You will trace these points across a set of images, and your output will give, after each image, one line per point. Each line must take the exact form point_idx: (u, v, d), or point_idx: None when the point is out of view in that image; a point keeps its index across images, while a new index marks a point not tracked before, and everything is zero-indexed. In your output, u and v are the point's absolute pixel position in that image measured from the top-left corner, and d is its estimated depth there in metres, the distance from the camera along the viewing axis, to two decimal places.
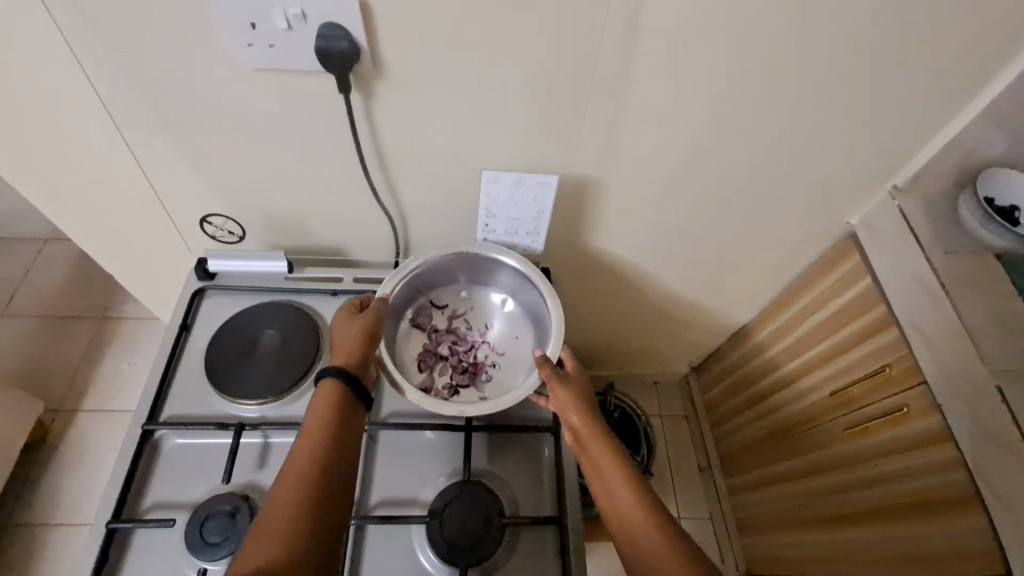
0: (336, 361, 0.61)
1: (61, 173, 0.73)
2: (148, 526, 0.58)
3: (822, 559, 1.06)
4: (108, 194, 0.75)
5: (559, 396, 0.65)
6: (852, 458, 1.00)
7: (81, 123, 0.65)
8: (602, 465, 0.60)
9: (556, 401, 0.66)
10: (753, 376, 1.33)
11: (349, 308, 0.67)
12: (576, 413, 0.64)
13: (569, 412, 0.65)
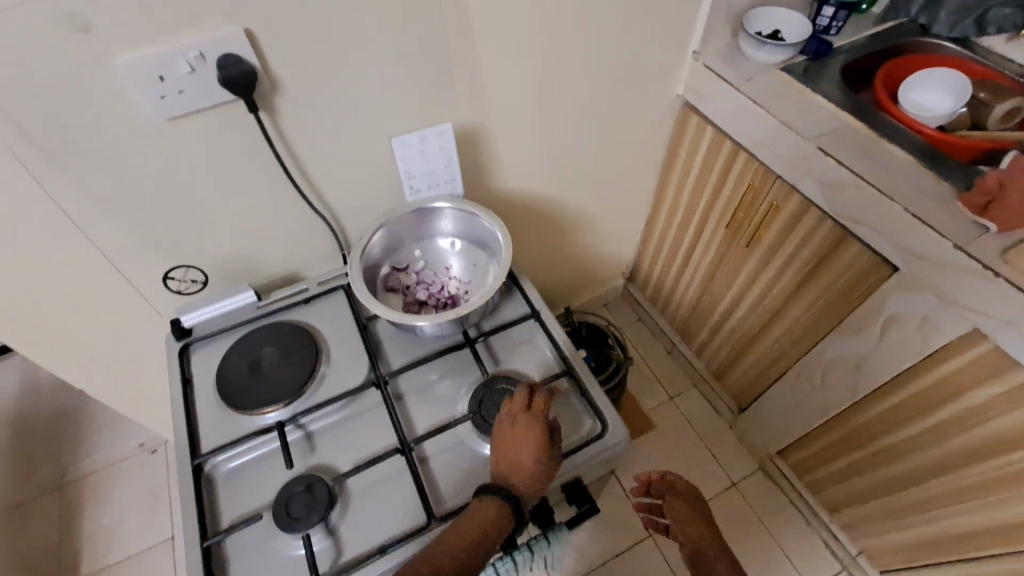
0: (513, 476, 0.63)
1: (8, 295, 0.76)
2: (237, 529, 0.65)
3: (782, 354, 1.28)
4: (63, 294, 0.79)
5: (675, 510, 0.83)
6: (761, 266, 1.22)
7: (21, 230, 0.70)
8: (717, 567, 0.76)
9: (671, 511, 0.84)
10: (673, 254, 1.55)
11: (523, 416, 0.66)
12: (693, 524, 0.81)
13: (685, 524, 0.82)
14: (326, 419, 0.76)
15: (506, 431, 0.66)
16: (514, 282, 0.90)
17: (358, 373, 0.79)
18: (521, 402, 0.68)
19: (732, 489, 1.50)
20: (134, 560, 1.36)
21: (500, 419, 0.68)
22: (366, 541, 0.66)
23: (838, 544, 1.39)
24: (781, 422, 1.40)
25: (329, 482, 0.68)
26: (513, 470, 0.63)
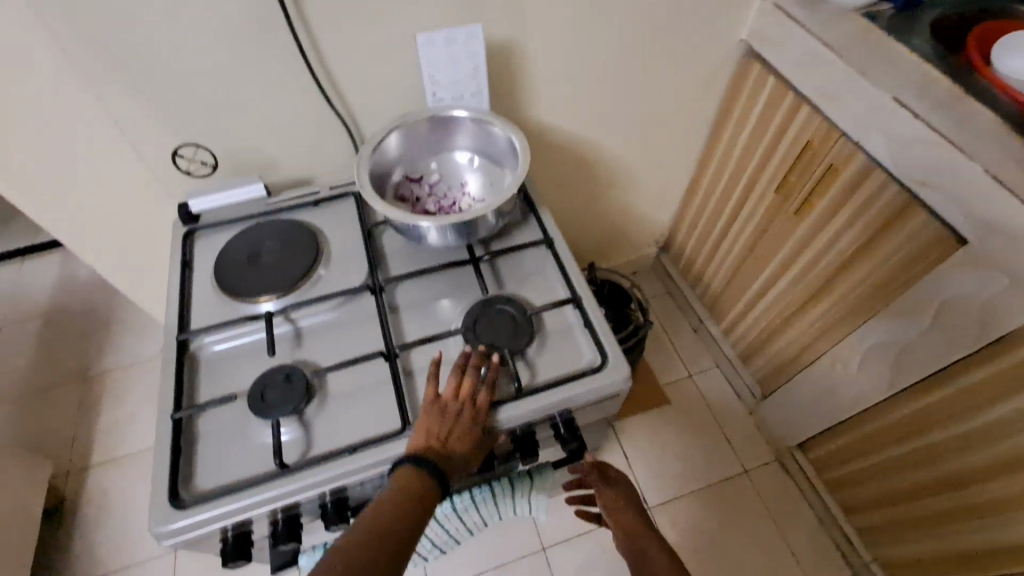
0: (452, 446, 0.60)
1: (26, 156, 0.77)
2: (210, 405, 0.64)
3: (818, 336, 1.18)
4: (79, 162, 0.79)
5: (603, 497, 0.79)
6: (808, 236, 1.12)
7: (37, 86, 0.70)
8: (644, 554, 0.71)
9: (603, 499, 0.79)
10: (712, 223, 1.45)
11: (471, 389, 0.62)
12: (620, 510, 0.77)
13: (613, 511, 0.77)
14: (316, 317, 0.73)
15: (444, 420, 0.61)
16: (530, 209, 0.85)
17: (355, 277, 0.76)
18: (470, 393, 0.62)
19: (741, 475, 1.42)
20: (141, 455, 1.41)
21: (435, 399, 0.62)
22: (336, 438, 0.64)
23: (849, 549, 1.29)
24: (805, 411, 1.30)
25: (308, 377, 0.67)
26: (444, 452, 0.60)
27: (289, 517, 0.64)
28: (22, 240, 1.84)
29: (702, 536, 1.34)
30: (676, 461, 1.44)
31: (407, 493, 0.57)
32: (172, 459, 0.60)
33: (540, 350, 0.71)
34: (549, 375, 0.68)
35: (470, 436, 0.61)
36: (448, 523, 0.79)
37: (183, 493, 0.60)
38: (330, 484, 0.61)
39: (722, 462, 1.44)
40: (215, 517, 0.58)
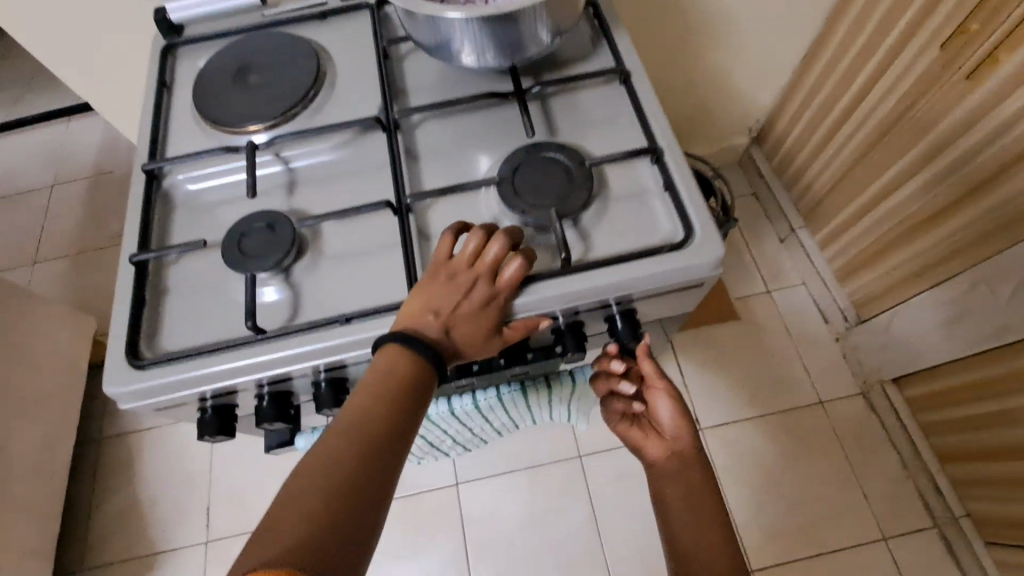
0: (459, 327, 0.46)
1: None
2: (176, 251, 0.51)
3: (964, 243, 0.94)
4: None
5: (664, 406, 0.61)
6: (983, 107, 0.84)
7: None
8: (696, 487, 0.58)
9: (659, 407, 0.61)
10: (829, 103, 1.14)
11: (490, 256, 0.46)
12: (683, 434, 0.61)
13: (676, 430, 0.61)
14: (313, 157, 0.58)
15: (456, 287, 0.45)
16: (602, 34, 0.62)
17: (364, 110, 0.59)
18: (495, 258, 0.46)
19: (816, 407, 1.24)
20: None
21: (446, 264, 0.47)
22: (328, 305, 0.50)
23: (937, 500, 1.12)
24: (913, 343, 1.07)
25: (295, 225, 0.52)
26: (449, 332, 0.45)
27: (278, 393, 0.52)
28: (64, 100, 1.78)
29: (758, 466, 1.20)
30: (739, 383, 1.27)
31: (389, 387, 0.43)
32: (132, 311, 0.49)
33: (598, 216, 0.52)
34: (608, 250, 0.50)
35: (489, 311, 0.46)
36: (472, 422, 0.67)
37: (145, 352, 0.49)
38: (318, 359, 0.48)
39: (795, 390, 1.26)
40: (180, 384, 0.47)
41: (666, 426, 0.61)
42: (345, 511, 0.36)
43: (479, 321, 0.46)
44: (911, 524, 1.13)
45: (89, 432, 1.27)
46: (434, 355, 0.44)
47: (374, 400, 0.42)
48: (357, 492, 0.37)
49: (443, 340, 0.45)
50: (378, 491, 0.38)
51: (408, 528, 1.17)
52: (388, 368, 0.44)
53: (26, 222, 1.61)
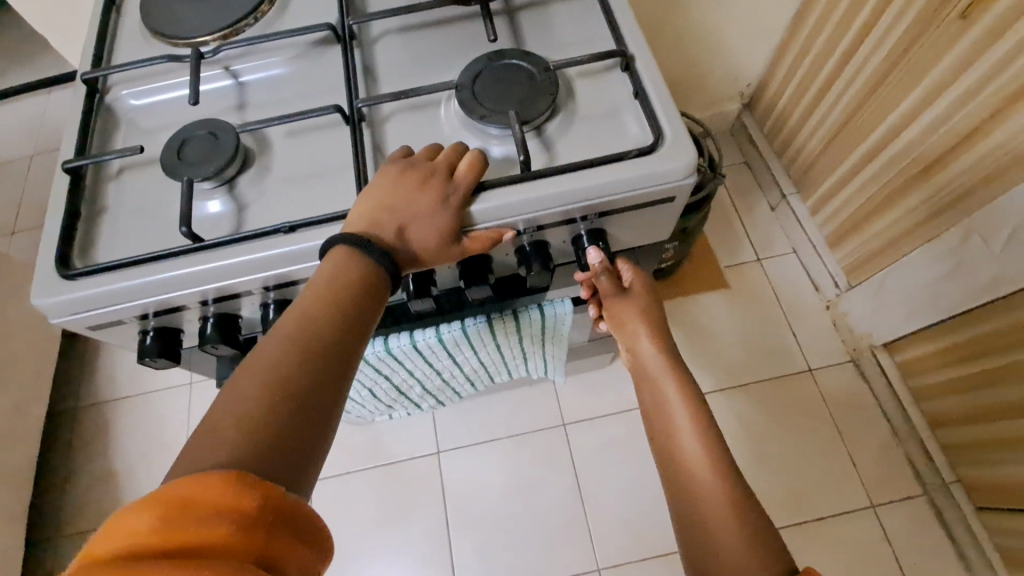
0: (414, 228, 0.42)
1: None
2: (112, 158, 0.48)
3: (959, 195, 0.91)
4: None
5: (621, 313, 0.59)
6: (977, 49, 0.81)
7: None
8: (665, 390, 0.56)
9: (618, 316, 0.59)
10: (820, 60, 1.11)
11: (447, 159, 0.44)
12: (644, 336, 0.59)
13: (634, 334, 0.59)
14: (264, 72, 0.54)
15: (411, 184, 0.43)
16: None
17: (321, 24, 0.56)
18: (452, 158, 0.45)
19: (805, 374, 1.21)
20: None
21: (403, 163, 0.44)
22: (274, 215, 0.47)
23: (927, 467, 1.09)
24: (904, 304, 1.04)
25: (238, 132, 0.49)
26: (401, 233, 0.42)
27: (223, 314, 0.49)
28: (47, 68, 1.74)
29: (748, 434, 1.17)
30: (729, 351, 1.24)
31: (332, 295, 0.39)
32: (65, 221, 0.46)
33: (564, 126, 0.49)
34: (573, 159, 0.47)
35: (446, 216, 0.43)
36: (440, 362, 0.64)
37: (77, 264, 0.45)
38: (262, 271, 0.45)
39: (785, 358, 1.23)
40: (112, 294, 0.44)
41: (629, 336, 0.60)
42: (287, 415, 0.34)
43: (435, 225, 0.43)
44: (900, 492, 1.10)
45: (63, 399, 1.23)
46: (386, 256, 0.41)
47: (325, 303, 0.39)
48: (299, 397, 0.35)
49: (401, 242, 0.42)
50: (325, 394, 0.36)
51: (389, 497, 1.14)
52: (330, 272, 0.40)
53: (6, 192, 1.57)
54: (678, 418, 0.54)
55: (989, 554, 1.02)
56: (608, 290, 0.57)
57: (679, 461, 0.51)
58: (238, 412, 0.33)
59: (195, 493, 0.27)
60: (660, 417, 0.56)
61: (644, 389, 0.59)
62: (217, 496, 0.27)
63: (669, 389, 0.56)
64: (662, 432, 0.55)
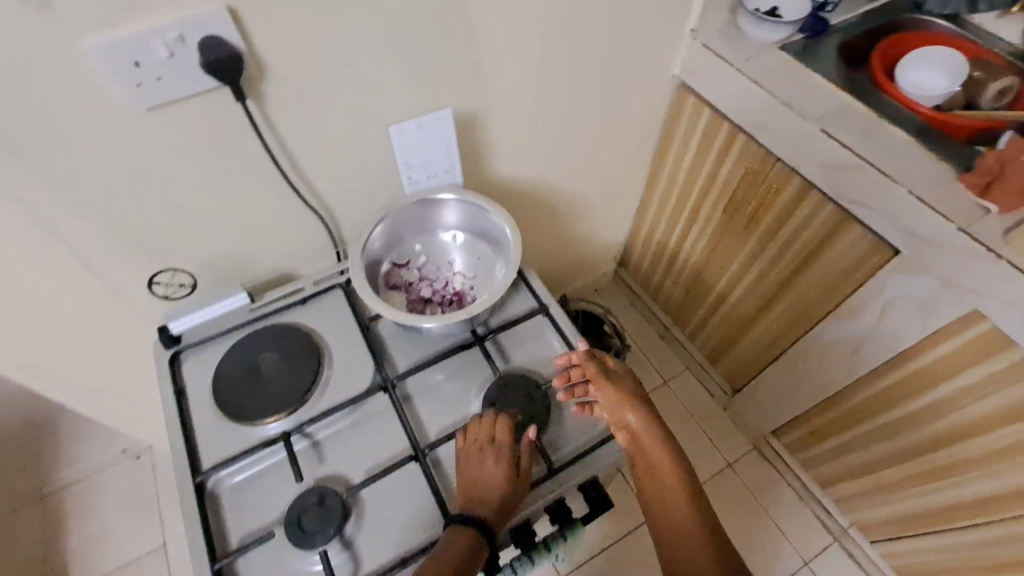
0: (493, 489, 0.64)
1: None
2: (248, 547, 0.62)
3: (776, 335, 1.28)
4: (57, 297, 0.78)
5: (607, 398, 0.70)
6: (756, 250, 1.21)
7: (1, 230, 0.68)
8: (657, 465, 0.69)
9: (606, 401, 0.71)
10: (665, 240, 1.53)
11: (497, 436, 0.67)
12: (629, 413, 0.70)
13: (617, 411, 0.70)
14: (333, 427, 0.73)
15: (480, 461, 0.65)
16: (519, 277, 0.88)
17: (363, 379, 0.76)
18: (502, 432, 0.67)
19: (727, 469, 1.53)
20: None
21: (471, 447, 0.67)
22: (383, 551, 0.64)
23: (829, 518, 1.43)
24: (774, 404, 1.41)
25: (341, 494, 0.66)
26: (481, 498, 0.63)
27: None
28: None
29: None
30: None
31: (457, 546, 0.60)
32: None
33: (558, 421, 0.75)
34: (572, 445, 0.73)
35: (506, 474, 0.64)
36: None
37: None
38: None
39: (708, 458, 1.54)
40: None
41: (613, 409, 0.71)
42: None
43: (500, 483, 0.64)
44: (819, 545, 1.43)
45: None
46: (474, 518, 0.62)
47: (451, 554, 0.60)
48: None
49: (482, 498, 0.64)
50: None
51: None
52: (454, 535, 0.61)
53: None
54: (675, 490, 0.68)
55: None
56: (595, 371, 0.72)
57: (672, 513, 0.68)
58: None
59: None
60: (659, 492, 0.68)
61: (639, 459, 0.70)
62: None
63: (663, 458, 0.69)
64: (661, 502, 0.68)
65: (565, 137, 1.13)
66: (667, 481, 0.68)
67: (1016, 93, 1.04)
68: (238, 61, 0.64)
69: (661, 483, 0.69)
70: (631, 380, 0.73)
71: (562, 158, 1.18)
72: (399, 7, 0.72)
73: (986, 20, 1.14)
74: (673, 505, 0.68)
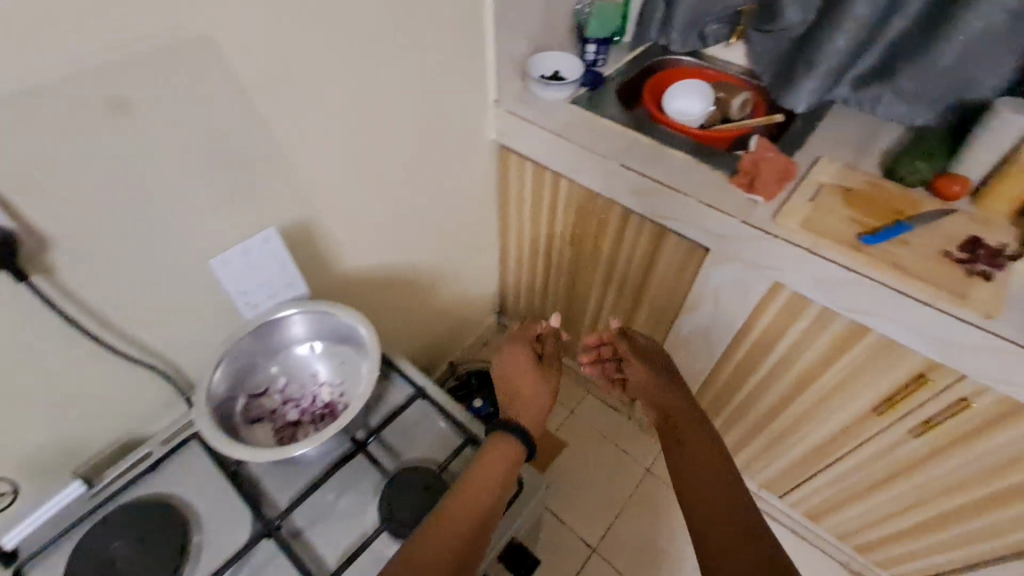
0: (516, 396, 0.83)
1: None
2: None
3: (646, 341, 1.41)
4: None
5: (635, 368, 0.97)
6: (607, 272, 1.35)
7: None
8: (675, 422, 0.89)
9: (635, 371, 0.97)
10: (531, 281, 1.63)
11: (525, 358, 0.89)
12: (655, 383, 0.95)
13: (648, 385, 0.95)
14: None
15: (522, 363, 0.87)
16: (390, 368, 0.87)
17: (242, 531, 0.69)
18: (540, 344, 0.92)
19: (647, 475, 1.60)
20: None
21: (517, 355, 0.89)
22: None
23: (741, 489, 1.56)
24: None
25: None
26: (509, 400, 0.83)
27: None
28: None
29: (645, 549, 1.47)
30: (591, 495, 1.56)
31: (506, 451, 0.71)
32: None
33: None
34: None
35: (529, 381, 0.85)
36: None
37: None
38: None
39: (629, 471, 1.61)
40: None
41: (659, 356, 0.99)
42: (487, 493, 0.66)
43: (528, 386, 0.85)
44: None
45: None
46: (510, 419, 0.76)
47: (494, 456, 0.70)
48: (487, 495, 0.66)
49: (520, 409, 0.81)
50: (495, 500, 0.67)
51: None
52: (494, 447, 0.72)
53: None
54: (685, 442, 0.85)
55: (805, 523, 1.49)
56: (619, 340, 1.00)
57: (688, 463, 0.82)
58: (472, 503, 0.65)
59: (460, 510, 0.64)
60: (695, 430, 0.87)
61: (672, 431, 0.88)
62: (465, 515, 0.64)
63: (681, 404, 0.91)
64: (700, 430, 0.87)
65: (405, 218, 1.18)
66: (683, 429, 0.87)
67: (753, 103, 1.30)
68: (9, 242, 0.58)
69: (694, 427, 0.87)
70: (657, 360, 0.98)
71: (408, 236, 1.22)
72: (188, 143, 0.71)
73: (717, 51, 1.41)
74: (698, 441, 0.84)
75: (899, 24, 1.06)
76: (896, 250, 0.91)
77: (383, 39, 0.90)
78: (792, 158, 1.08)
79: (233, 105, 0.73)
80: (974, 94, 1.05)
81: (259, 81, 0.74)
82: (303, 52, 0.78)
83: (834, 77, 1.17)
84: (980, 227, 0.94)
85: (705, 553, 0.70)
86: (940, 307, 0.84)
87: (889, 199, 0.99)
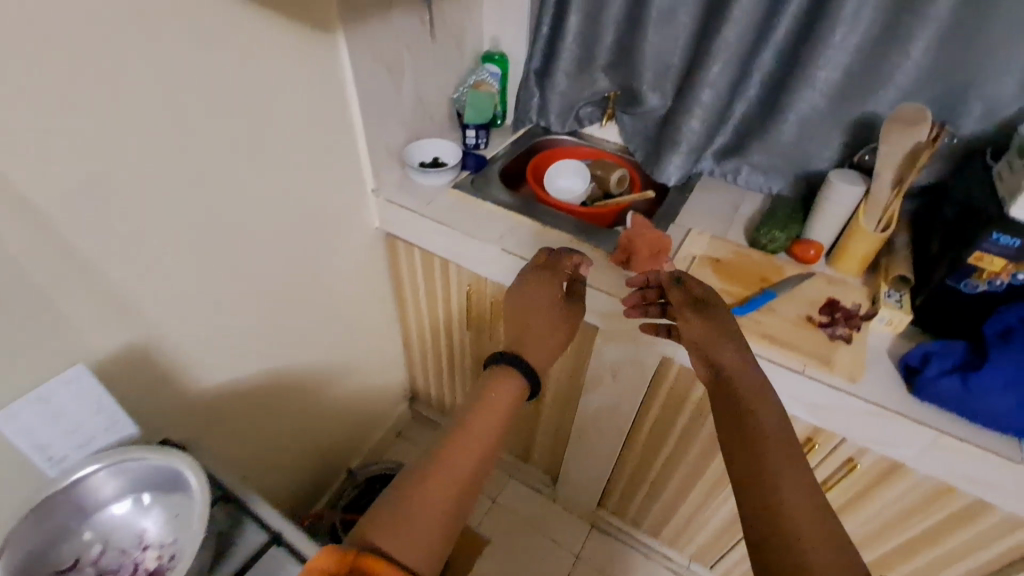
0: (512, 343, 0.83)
1: None
2: None
3: (557, 419, 1.37)
4: None
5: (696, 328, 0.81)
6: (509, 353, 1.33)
7: None
8: (745, 385, 0.75)
9: (693, 330, 0.81)
10: (439, 365, 1.57)
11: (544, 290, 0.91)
12: (722, 346, 0.78)
13: (713, 345, 0.79)
14: None
15: (540, 307, 0.88)
16: (241, 509, 0.75)
17: None
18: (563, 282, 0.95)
19: (576, 562, 1.51)
20: None
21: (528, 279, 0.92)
22: None
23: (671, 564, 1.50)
24: (585, 482, 1.45)
25: None
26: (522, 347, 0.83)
27: None
28: None
29: None
30: None
31: (509, 391, 0.77)
32: None
33: None
34: None
35: (550, 316, 0.87)
36: None
37: None
38: None
39: (557, 561, 1.51)
40: None
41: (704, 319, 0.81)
42: (483, 450, 0.71)
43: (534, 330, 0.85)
44: None
45: None
46: (518, 357, 0.80)
47: (496, 400, 0.75)
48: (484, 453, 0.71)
49: (524, 348, 0.83)
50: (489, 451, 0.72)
51: None
52: (500, 385, 0.77)
53: None
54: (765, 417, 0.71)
55: None
56: (678, 292, 0.84)
57: (766, 415, 0.71)
58: (475, 455, 0.70)
59: (462, 474, 0.68)
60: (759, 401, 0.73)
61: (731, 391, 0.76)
62: (467, 469, 0.68)
63: (749, 371, 0.76)
64: (761, 390, 0.74)
65: (276, 317, 1.10)
66: (760, 389, 0.74)
67: (630, 177, 1.34)
68: None
69: (760, 393, 0.74)
70: (722, 318, 0.81)
71: (282, 336, 1.13)
72: None
73: (595, 130, 1.47)
74: (764, 414, 0.72)
75: (742, 108, 1.17)
76: (762, 318, 0.93)
77: (223, 145, 0.84)
78: (666, 232, 1.12)
79: (19, 234, 0.64)
80: (815, 166, 1.15)
81: (57, 205, 0.66)
82: (115, 166, 0.71)
83: (699, 151, 1.24)
84: (836, 288, 0.99)
85: (743, 479, 0.68)
86: (808, 373, 0.86)
87: (756, 266, 1.03)
